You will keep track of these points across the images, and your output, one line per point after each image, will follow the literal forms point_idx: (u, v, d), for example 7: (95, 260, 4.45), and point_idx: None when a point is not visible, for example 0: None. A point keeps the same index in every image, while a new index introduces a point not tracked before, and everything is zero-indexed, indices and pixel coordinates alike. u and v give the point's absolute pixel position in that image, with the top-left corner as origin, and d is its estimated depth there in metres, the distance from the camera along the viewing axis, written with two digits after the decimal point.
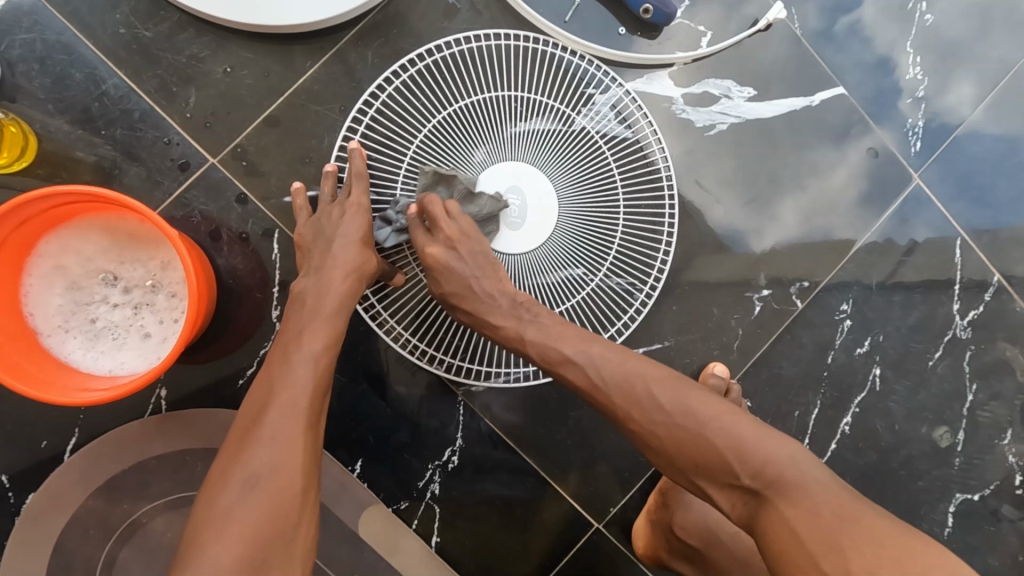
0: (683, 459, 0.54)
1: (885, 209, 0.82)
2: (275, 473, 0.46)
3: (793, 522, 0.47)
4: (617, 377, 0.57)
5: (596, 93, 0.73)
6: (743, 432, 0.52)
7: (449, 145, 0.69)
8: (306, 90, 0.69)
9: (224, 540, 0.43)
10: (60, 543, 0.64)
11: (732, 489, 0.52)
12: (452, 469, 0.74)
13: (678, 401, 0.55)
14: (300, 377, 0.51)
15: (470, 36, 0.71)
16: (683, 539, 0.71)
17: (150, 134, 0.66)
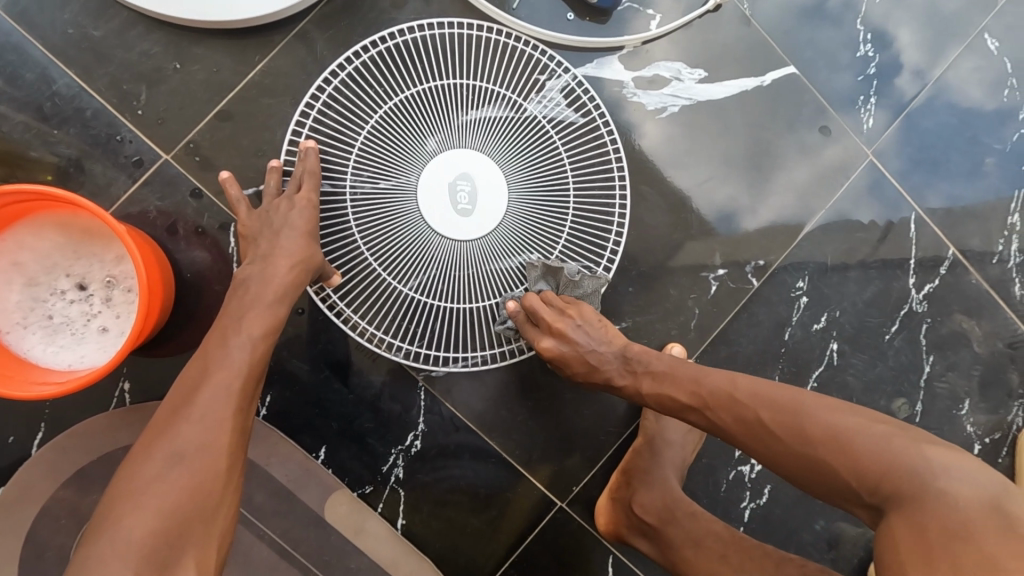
0: (797, 473, 0.53)
1: (837, 187, 0.83)
2: (202, 449, 0.47)
3: (917, 539, 0.46)
4: (732, 404, 0.56)
5: (547, 80, 0.74)
6: (864, 446, 0.50)
7: (399, 135, 0.70)
8: (256, 84, 0.69)
9: (139, 514, 0.43)
10: (32, 534, 0.66)
11: (854, 503, 0.51)
12: (415, 453, 0.76)
13: (790, 422, 0.53)
14: (235, 358, 0.52)
15: (417, 26, 0.72)
16: (641, 516, 0.72)
17: (103, 132, 0.67)
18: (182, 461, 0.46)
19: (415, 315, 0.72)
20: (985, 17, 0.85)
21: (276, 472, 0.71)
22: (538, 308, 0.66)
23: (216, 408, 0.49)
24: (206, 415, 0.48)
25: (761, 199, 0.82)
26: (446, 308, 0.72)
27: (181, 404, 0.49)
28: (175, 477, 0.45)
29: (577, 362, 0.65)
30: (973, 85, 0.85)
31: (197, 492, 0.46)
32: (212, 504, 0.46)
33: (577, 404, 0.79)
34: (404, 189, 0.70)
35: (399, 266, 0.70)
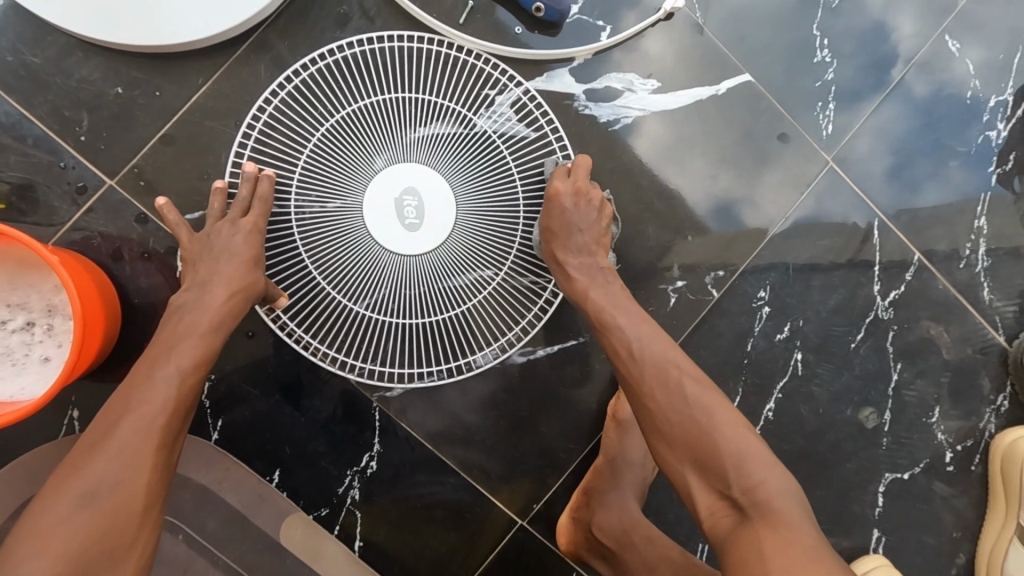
0: (687, 454, 0.56)
1: (800, 192, 0.82)
2: (116, 489, 0.47)
3: (767, 539, 0.49)
4: (656, 359, 0.60)
5: (495, 94, 0.73)
6: (748, 452, 0.54)
7: (344, 153, 0.69)
8: (200, 107, 0.69)
9: (44, 557, 0.44)
10: None
11: (720, 498, 0.54)
12: (371, 475, 0.75)
13: (702, 403, 0.57)
14: (160, 392, 0.52)
15: (358, 42, 0.71)
16: (601, 539, 0.72)
17: (44, 158, 0.67)
18: (95, 500, 0.46)
19: (367, 334, 0.71)
20: (946, 20, 0.83)
21: (228, 496, 0.70)
22: (584, 171, 0.70)
23: (133, 447, 0.48)
24: (123, 454, 0.48)
25: (723, 208, 0.80)
26: (398, 327, 0.71)
27: (99, 439, 0.49)
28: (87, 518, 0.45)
29: (560, 222, 0.68)
30: (936, 87, 0.84)
31: (107, 536, 0.46)
32: (124, 547, 0.46)
33: (537, 420, 0.77)
34: (350, 208, 0.69)
35: (349, 286, 0.69)
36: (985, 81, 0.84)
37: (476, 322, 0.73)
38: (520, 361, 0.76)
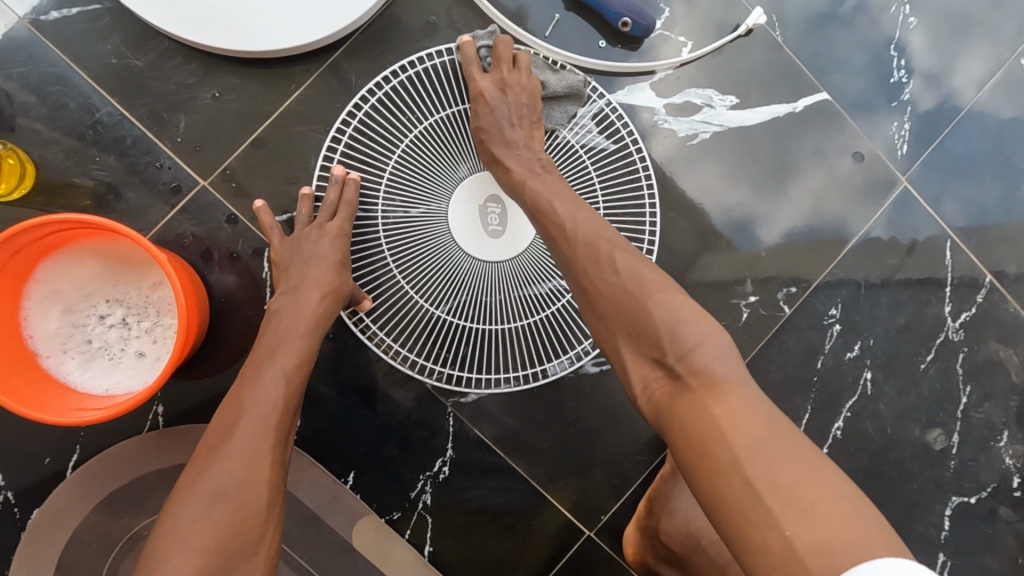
0: (620, 323, 0.55)
1: (879, 206, 0.82)
2: (240, 488, 0.48)
3: (711, 408, 0.48)
4: (584, 236, 0.58)
5: (578, 106, 0.74)
6: (680, 311, 0.53)
7: (428, 161, 0.71)
8: (291, 113, 0.70)
9: (186, 553, 0.45)
10: (65, 555, 0.68)
11: (655, 368, 0.53)
12: (443, 480, 0.74)
13: (630, 269, 0.56)
14: (270, 394, 0.53)
15: (445, 51, 0.72)
16: (666, 544, 0.71)
17: (142, 159, 0.68)
18: (224, 497, 0.48)
19: (449, 339, 0.72)
20: (976, 44, 0.82)
21: (304, 496, 0.71)
22: (474, 67, 0.68)
23: (253, 447, 0.50)
24: (242, 455, 0.49)
25: (801, 224, 0.80)
26: (478, 333, 0.72)
27: (219, 442, 0.50)
28: (218, 517, 0.47)
29: (489, 121, 0.67)
30: (951, 101, 0.82)
31: (239, 531, 0.47)
32: (255, 541, 0.48)
33: (606, 431, 0.77)
34: (435, 214, 0.70)
35: (432, 290, 0.70)
36: (1003, 100, 0.83)
37: (552, 331, 0.73)
38: (593, 371, 0.77)
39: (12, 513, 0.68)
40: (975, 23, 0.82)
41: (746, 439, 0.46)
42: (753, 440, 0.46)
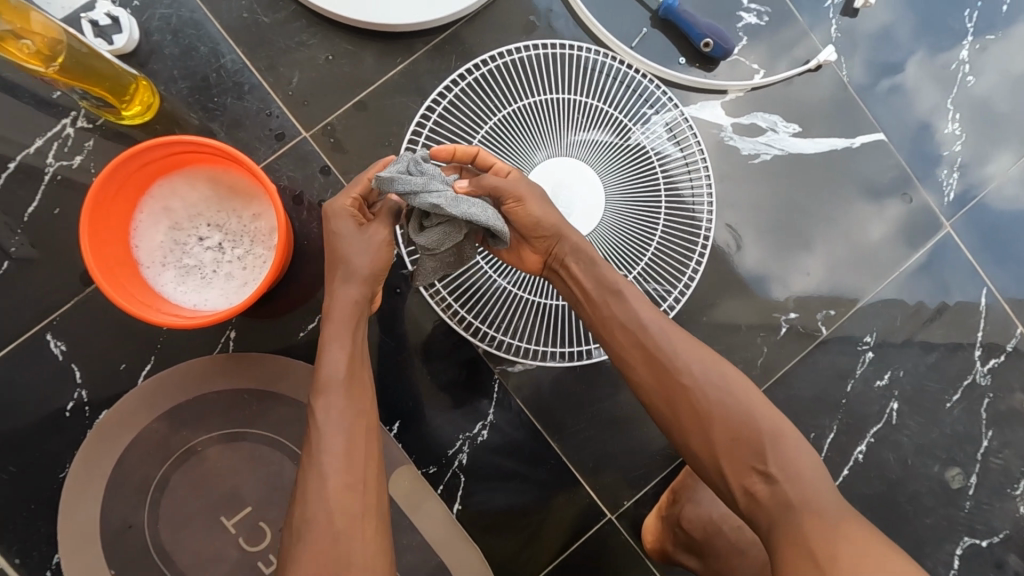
0: (722, 437, 0.60)
1: (919, 249, 0.86)
2: (342, 471, 0.57)
3: (805, 524, 0.55)
4: (680, 348, 0.63)
5: (653, 113, 0.80)
6: (780, 425, 0.60)
7: (508, 143, 0.77)
8: (393, 83, 0.77)
9: (313, 533, 0.55)
10: (124, 456, 0.72)
11: (751, 474, 0.58)
12: (480, 443, 0.78)
13: (738, 381, 0.61)
14: (349, 399, 0.60)
15: (540, 47, 0.78)
16: (687, 531, 0.75)
17: (256, 106, 0.75)
18: (330, 482, 0.57)
19: (507, 307, 0.76)
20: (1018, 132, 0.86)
21: None
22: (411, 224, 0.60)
23: (343, 451, 0.58)
24: (337, 461, 0.57)
25: (834, 270, 0.85)
26: (535, 305, 0.77)
27: (315, 455, 0.58)
28: (338, 507, 0.56)
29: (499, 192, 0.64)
30: (974, 189, 0.86)
31: (348, 528, 0.56)
32: (364, 535, 0.56)
33: (638, 420, 0.81)
34: None
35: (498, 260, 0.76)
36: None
37: None
38: None
39: (81, 411, 0.72)
40: (1011, 120, 0.86)
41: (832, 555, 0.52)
42: (837, 553, 0.52)
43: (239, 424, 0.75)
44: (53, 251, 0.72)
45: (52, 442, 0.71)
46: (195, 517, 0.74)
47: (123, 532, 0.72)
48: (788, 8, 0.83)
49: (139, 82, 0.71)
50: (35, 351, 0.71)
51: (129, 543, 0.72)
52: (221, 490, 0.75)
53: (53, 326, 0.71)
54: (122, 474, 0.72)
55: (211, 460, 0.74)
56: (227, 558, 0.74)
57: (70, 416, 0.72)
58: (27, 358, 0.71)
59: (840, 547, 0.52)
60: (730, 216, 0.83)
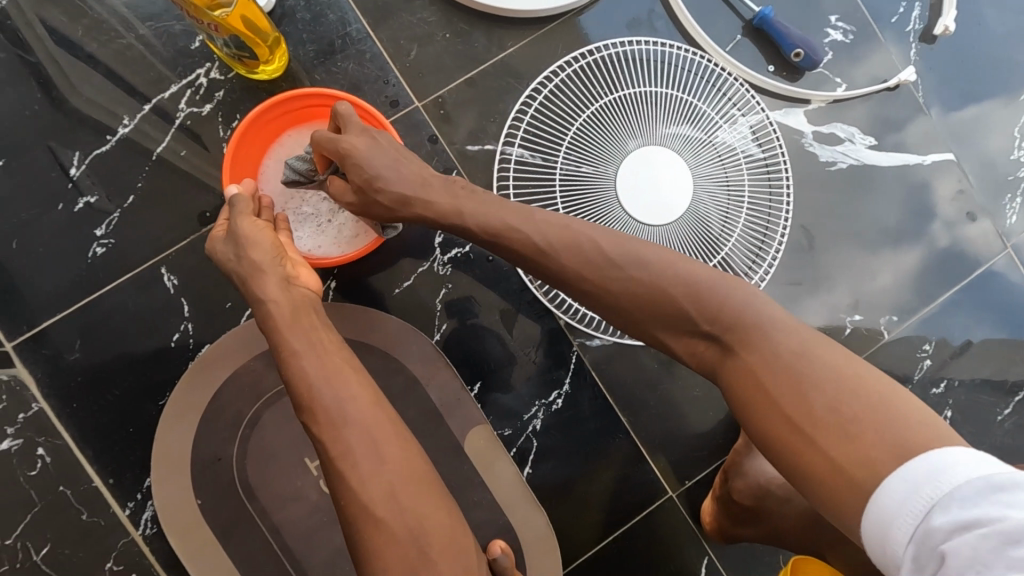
0: (642, 313, 0.58)
1: (953, 285, 0.88)
2: (381, 463, 0.54)
3: (758, 371, 0.52)
4: (556, 236, 0.60)
5: (740, 114, 0.84)
6: (698, 279, 0.56)
7: (604, 129, 0.82)
8: (503, 64, 0.82)
9: (380, 538, 0.52)
10: (219, 394, 0.76)
11: (696, 339, 0.57)
12: (555, 410, 0.82)
13: (629, 250, 0.58)
14: (346, 387, 0.56)
15: (641, 44, 0.84)
16: (736, 502, 0.76)
17: (375, 73, 0.80)
18: (376, 479, 0.53)
19: None
20: None
21: (432, 393, 0.78)
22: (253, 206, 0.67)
23: (365, 445, 0.54)
24: (366, 454, 0.54)
25: (863, 304, 0.87)
26: None
27: (344, 463, 0.54)
28: (399, 493, 0.53)
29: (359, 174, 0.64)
30: (960, 247, 0.88)
31: (414, 515, 0.53)
32: (427, 511, 0.54)
33: (703, 403, 0.85)
34: (602, 175, 0.81)
35: None
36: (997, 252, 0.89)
37: None
38: None
39: (186, 343, 0.76)
40: None
41: (805, 406, 0.49)
42: (812, 405, 0.49)
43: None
44: (175, 190, 0.77)
45: (157, 370, 0.76)
46: (280, 456, 0.77)
47: (212, 464, 0.75)
48: (872, 29, 0.88)
49: (280, 43, 0.75)
50: (150, 283, 0.76)
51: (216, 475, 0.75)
52: (306, 432, 0.78)
53: (168, 261, 0.76)
54: (217, 406, 0.75)
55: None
56: (307, 498, 0.77)
57: (175, 346, 0.76)
58: (142, 288, 0.76)
59: (813, 397, 0.49)
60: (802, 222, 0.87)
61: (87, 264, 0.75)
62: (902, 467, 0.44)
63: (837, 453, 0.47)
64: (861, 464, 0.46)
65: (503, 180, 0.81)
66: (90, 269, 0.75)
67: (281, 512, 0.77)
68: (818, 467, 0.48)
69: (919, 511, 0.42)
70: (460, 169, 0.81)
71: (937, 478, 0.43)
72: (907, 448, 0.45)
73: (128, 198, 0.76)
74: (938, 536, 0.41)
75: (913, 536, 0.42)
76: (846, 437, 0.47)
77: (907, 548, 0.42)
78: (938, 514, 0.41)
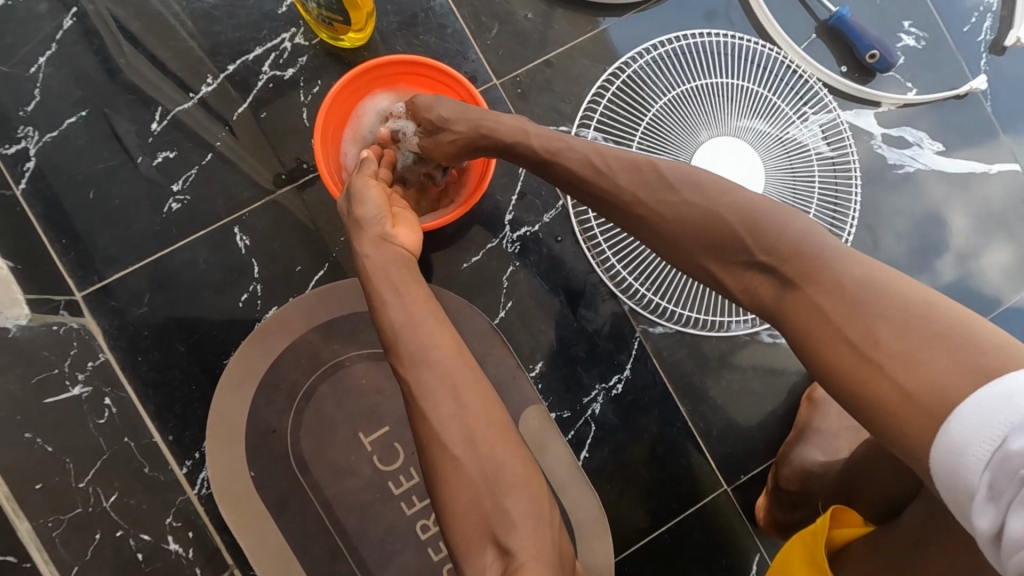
0: (701, 248, 0.55)
1: (1007, 299, 0.87)
2: (464, 409, 0.54)
3: (817, 298, 0.48)
4: (606, 165, 0.60)
5: (812, 112, 0.85)
6: (757, 205, 0.53)
7: (677, 119, 0.82)
8: (580, 48, 0.83)
9: (455, 479, 0.52)
10: (276, 364, 0.74)
11: (750, 269, 0.53)
12: (614, 395, 0.82)
13: (689, 181, 0.56)
14: (429, 331, 0.57)
15: (718, 35, 0.84)
16: (784, 489, 0.76)
17: (455, 49, 0.81)
18: (455, 420, 0.53)
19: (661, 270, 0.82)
20: None
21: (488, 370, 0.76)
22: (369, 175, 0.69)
23: (443, 386, 0.54)
24: (443, 394, 0.54)
25: None
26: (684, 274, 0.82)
27: (424, 403, 0.54)
28: (477, 435, 0.53)
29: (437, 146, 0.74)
30: (973, 279, 0.87)
31: (487, 456, 0.52)
32: (502, 456, 0.53)
33: (760, 398, 0.84)
34: (674, 164, 0.82)
35: None
36: (1014, 287, 0.87)
37: None
38: (767, 339, 0.85)
39: (254, 304, 0.77)
40: None
41: (871, 333, 0.44)
42: (879, 334, 0.44)
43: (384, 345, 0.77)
44: (252, 150, 0.77)
45: (225, 329, 0.76)
46: (336, 429, 0.75)
47: (267, 436, 0.73)
48: (944, 37, 0.88)
49: (371, 18, 0.76)
50: (222, 241, 0.76)
51: (271, 448, 0.73)
52: (362, 405, 0.76)
53: (241, 221, 0.76)
54: (277, 373, 0.74)
55: (356, 375, 0.76)
56: (360, 473, 0.75)
57: (243, 307, 0.76)
58: (215, 246, 0.76)
59: (878, 323, 0.44)
60: (863, 226, 0.87)
61: (161, 219, 0.76)
62: (987, 386, 0.38)
63: (900, 375, 0.42)
64: (931, 388, 0.40)
65: None
66: (164, 225, 0.76)
67: (335, 486, 0.74)
68: (881, 393, 0.43)
69: (997, 435, 0.37)
70: None
71: (1018, 399, 0.37)
72: (986, 370, 0.39)
73: (206, 156, 0.76)
74: (1018, 459, 0.35)
75: (990, 462, 0.37)
76: (915, 361, 0.42)
77: (982, 475, 0.37)
78: (1017, 437, 0.36)
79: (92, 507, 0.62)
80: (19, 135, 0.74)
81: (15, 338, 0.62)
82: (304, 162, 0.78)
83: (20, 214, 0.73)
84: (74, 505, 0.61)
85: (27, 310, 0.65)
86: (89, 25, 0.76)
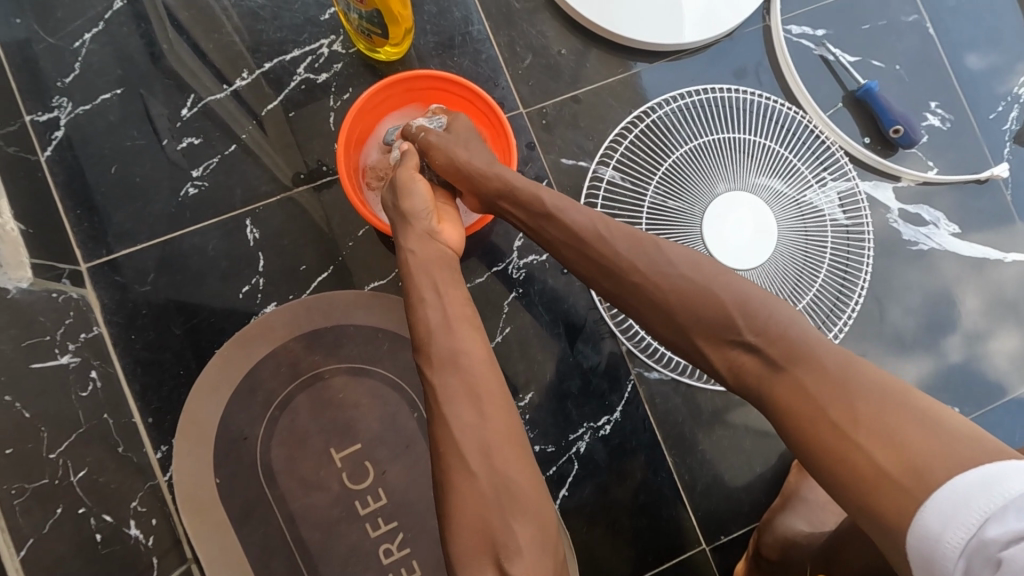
0: (685, 322, 0.56)
1: (1013, 390, 0.86)
2: (485, 424, 0.53)
3: (806, 382, 0.49)
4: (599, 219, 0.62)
5: (831, 178, 0.85)
6: (746, 289, 0.54)
7: (697, 166, 0.83)
8: (609, 88, 0.84)
9: (463, 490, 0.51)
10: (256, 369, 0.74)
11: (735, 348, 0.53)
12: (602, 436, 0.81)
13: (678, 254, 0.58)
14: (463, 339, 0.57)
15: (746, 91, 0.85)
16: (765, 556, 0.73)
17: (487, 75, 0.83)
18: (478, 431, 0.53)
19: None
20: None
21: None
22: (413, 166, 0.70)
23: (461, 395, 0.54)
24: (462, 402, 0.54)
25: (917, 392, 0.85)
26: None
27: (444, 407, 0.54)
28: (491, 451, 0.52)
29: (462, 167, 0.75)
30: (982, 354, 0.86)
31: (502, 473, 0.52)
32: (514, 473, 0.52)
33: (750, 458, 0.83)
34: (689, 212, 0.82)
35: None
36: (1018, 377, 0.86)
37: None
38: None
39: (254, 298, 0.77)
40: None
41: (853, 415, 0.47)
42: (859, 412, 0.47)
43: (369, 359, 0.76)
44: (275, 148, 0.78)
45: (220, 320, 0.76)
46: (312, 439, 0.74)
47: (238, 443, 0.73)
48: (969, 122, 0.89)
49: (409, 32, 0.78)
50: (233, 231, 0.77)
51: (240, 457, 0.73)
52: (342, 416, 0.75)
53: (255, 214, 0.77)
54: (257, 376, 0.74)
55: (334, 389, 0.75)
56: (329, 489, 0.74)
57: (242, 299, 0.76)
58: (226, 235, 0.77)
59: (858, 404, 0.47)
60: (871, 302, 0.86)
61: (178, 202, 0.77)
62: (971, 471, 0.41)
63: (880, 459, 0.44)
64: (912, 471, 0.43)
65: (591, 198, 0.82)
66: (178, 208, 0.76)
67: (300, 501, 0.73)
68: (862, 474, 0.45)
69: (973, 521, 0.39)
70: (551, 179, 0.83)
71: (992, 489, 0.39)
72: (960, 455, 0.42)
73: (230, 146, 0.78)
74: (995, 546, 0.38)
75: (966, 547, 0.39)
76: (890, 443, 0.45)
77: (957, 562, 0.39)
78: (993, 525, 0.38)
79: (59, 479, 0.61)
80: (54, 104, 0.76)
81: (14, 301, 0.62)
82: (324, 164, 0.79)
83: (41, 179, 0.74)
84: (41, 475, 0.59)
85: (31, 275, 0.66)
86: (140, 8, 0.78)
